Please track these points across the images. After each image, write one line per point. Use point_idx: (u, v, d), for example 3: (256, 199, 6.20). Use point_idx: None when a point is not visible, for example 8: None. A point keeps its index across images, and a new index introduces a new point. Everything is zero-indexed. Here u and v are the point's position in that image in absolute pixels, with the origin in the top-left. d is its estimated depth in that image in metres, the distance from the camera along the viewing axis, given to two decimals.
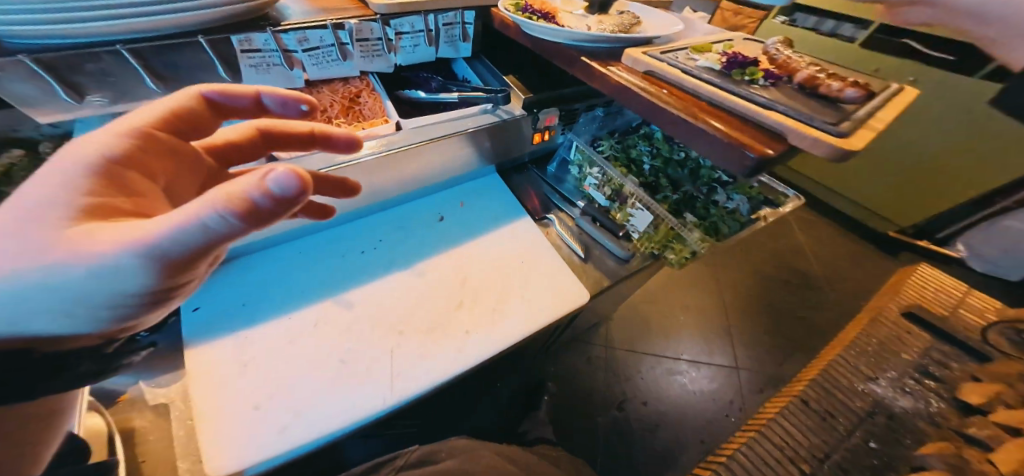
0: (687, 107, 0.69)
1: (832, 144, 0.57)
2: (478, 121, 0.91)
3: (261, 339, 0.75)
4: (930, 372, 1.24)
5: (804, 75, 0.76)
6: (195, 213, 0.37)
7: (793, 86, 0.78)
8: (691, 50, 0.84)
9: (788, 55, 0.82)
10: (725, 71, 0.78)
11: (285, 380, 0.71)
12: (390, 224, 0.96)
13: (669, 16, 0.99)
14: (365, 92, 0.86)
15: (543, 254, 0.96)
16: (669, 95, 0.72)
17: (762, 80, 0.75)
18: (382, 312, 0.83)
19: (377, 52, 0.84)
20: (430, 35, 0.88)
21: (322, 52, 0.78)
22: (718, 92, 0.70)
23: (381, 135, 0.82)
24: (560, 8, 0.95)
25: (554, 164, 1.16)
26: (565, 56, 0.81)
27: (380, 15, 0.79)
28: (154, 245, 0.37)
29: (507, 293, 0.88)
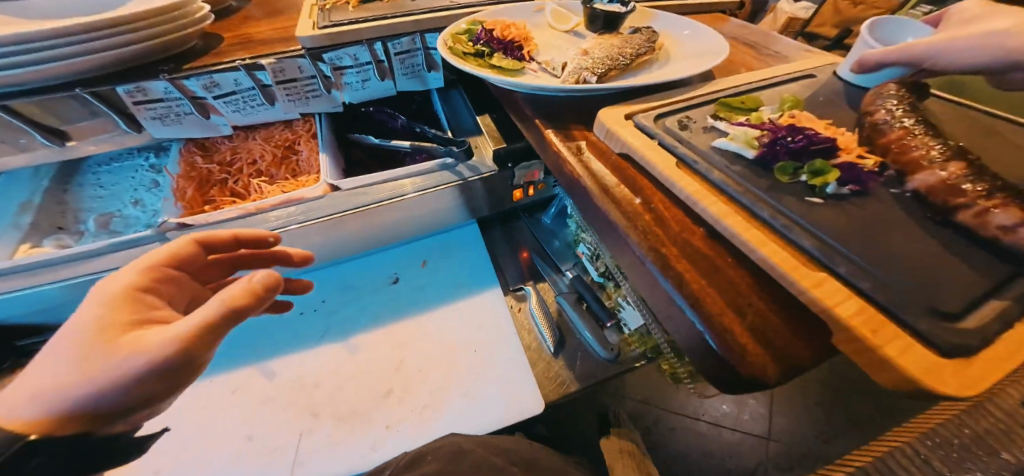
0: (667, 236, 0.41)
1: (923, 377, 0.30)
2: (435, 180, 0.72)
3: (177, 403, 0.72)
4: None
5: (928, 176, 0.41)
6: (215, 302, 0.38)
7: (898, 190, 0.44)
8: (717, 110, 0.53)
9: (910, 125, 0.45)
10: (764, 161, 0.46)
11: (190, 450, 0.68)
12: (343, 281, 0.88)
13: (709, 33, 0.69)
14: (303, 139, 0.77)
15: (502, 336, 0.81)
16: (644, 209, 0.44)
17: (835, 186, 0.43)
18: (307, 387, 0.75)
19: (315, 93, 0.71)
20: (381, 66, 0.72)
21: (243, 96, 0.66)
22: (732, 220, 0.40)
23: (307, 199, 0.69)
24: (551, 30, 0.73)
25: (550, 214, 0.96)
26: (523, 106, 0.57)
27: (308, 50, 0.63)
28: (190, 337, 0.36)
29: (449, 384, 0.76)
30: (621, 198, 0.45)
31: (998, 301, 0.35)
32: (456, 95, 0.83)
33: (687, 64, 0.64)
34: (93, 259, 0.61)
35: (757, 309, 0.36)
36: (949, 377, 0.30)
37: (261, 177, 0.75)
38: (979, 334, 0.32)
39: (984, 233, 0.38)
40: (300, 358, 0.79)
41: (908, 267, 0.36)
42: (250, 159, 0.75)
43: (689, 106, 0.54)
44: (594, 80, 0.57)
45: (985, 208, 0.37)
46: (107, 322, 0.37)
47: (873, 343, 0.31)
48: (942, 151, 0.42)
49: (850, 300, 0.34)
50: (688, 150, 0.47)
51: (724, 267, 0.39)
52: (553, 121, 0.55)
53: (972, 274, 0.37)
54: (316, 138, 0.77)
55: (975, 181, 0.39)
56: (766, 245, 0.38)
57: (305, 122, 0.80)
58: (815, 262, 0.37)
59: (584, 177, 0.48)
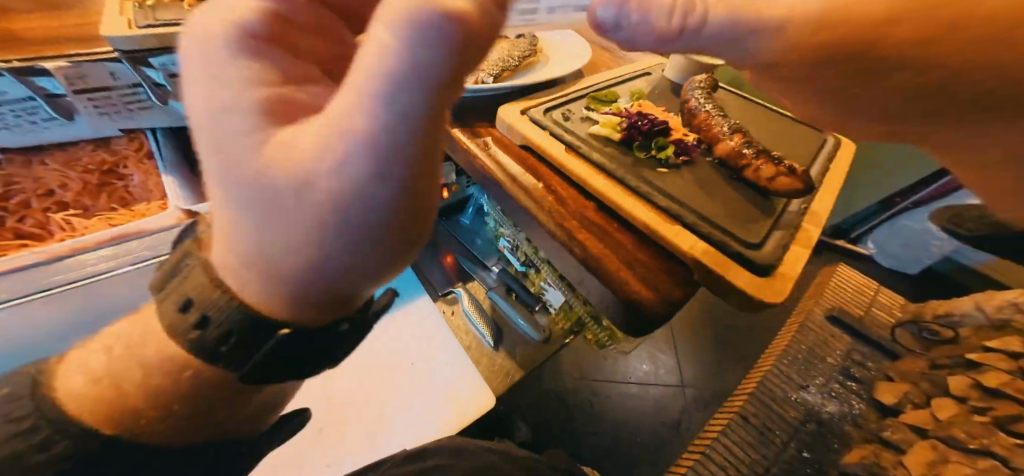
0: (566, 210, 0.42)
1: (750, 288, 0.37)
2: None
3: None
4: (860, 376, 0.78)
5: (722, 145, 0.49)
6: (389, 58, 0.13)
7: (712, 158, 0.52)
8: (587, 103, 0.53)
9: (710, 110, 0.54)
10: (624, 141, 0.47)
11: None
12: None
13: (573, 33, 0.76)
14: (133, 160, 0.60)
15: (442, 339, 0.71)
16: (547, 189, 0.44)
17: (681, 155, 0.47)
18: None
19: (143, 104, 0.59)
20: None
21: (16, 109, 0.51)
22: (614, 191, 0.42)
23: (149, 231, 0.52)
24: None
25: (468, 213, 0.91)
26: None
27: (122, 53, 0.52)
28: (381, 155, 0.15)
29: (392, 404, 0.65)
30: (525, 180, 0.44)
31: (777, 230, 0.43)
32: None
33: (565, 64, 0.69)
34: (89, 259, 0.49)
35: (642, 262, 0.39)
36: (767, 288, 0.37)
37: (67, 210, 0.53)
38: (773, 254, 0.40)
39: (759, 185, 0.47)
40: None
41: (727, 210, 0.44)
42: (39, 190, 0.54)
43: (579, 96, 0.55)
44: (491, 81, 0.59)
45: (757, 165, 0.46)
46: (250, 117, 0.16)
47: (716, 274, 0.37)
48: (731, 124, 0.51)
49: (698, 242, 0.39)
50: (563, 132, 0.48)
51: (611, 231, 0.41)
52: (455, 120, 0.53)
53: (759, 213, 0.45)
54: (151, 158, 0.61)
55: (752, 146, 0.48)
56: (635, 208, 0.41)
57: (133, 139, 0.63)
58: (667, 217, 0.41)
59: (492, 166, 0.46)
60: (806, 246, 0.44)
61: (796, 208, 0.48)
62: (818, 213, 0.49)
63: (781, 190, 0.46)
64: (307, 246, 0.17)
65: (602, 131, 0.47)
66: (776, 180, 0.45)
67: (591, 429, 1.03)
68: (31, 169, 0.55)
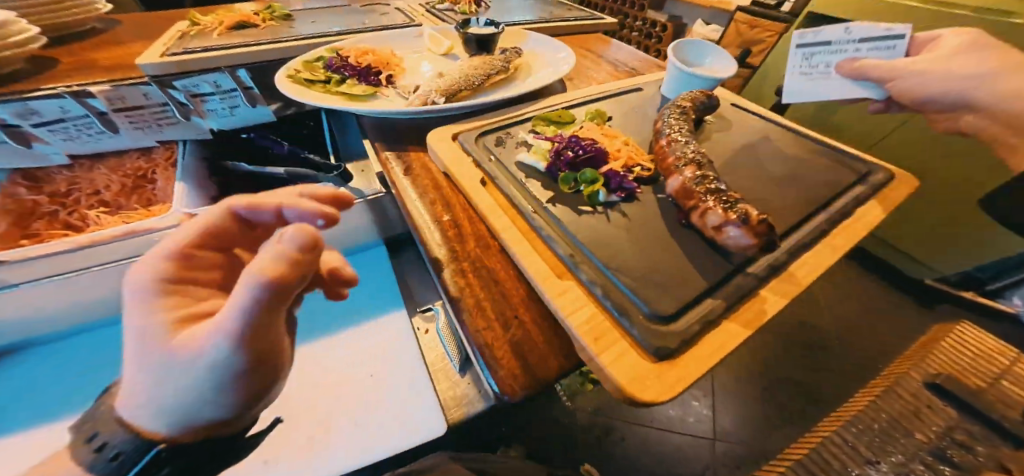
0: (463, 251, 0.38)
1: (624, 374, 0.27)
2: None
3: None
4: (955, 462, 0.32)
5: (672, 180, 0.38)
6: (244, 288, 0.21)
7: (666, 194, 0.40)
8: (532, 124, 0.48)
9: (677, 129, 0.43)
10: (551, 170, 0.41)
11: None
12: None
13: (564, 47, 0.71)
14: (160, 168, 0.70)
15: (406, 358, 0.78)
16: (449, 226, 0.40)
17: (613, 194, 0.39)
18: None
19: (170, 120, 0.68)
20: (249, 93, 0.71)
21: (75, 125, 0.62)
22: (510, 232, 0.36)
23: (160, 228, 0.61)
24: (424, 52, 0.73)
25: None
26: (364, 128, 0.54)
27: (153, 78, 0.62)
28: (244, 334, 0.22)
29: (355, 416, 0.71)
30: (429, 215, 0.41)
31: (707, 300, 0.32)
32: (351, 123, 0.84)
33: (545, 79, 0.63)
34: (103, 251, 0.58)
35: (521, 320, 0.33)
36: (652, 381, 0.27)
37: (103, 207, 0.65)
38: (680, 334, 0.29)
39: (708, 236, 0.35)
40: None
41: (644, 267, 0.33)
42: (91, 189, 0.67)
43: (524, 121, 0.50)
44: (442, 101, 0.56)
45: (706, 206, 0.34)
46: (154, 327, 0.24)
47: (589, 352, 0.28)
48: (695, 152, 0.39)
49: (587, 308, 0.31)
50: (483, 162, 0.44)
51: (502, 278, 0.36)
52: (389, 142, 0.51)
53: (698, 272, 0.34)
54: (174, 166, 0.71)
55: (712, 182, 0.36)
56: (526, 256, 0.34)
57: (168, 148, 0.73)
58: (566, 269, 0.34)
59: (418, 189, 0.44)
60: (748, 326, 0.30)
61: (755, 272, 0.34)
62: (815, 269, 0.35)
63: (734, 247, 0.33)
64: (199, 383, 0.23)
65: (529, 159, 0.42)
66: (727, 228, 0.32)
67: (601, 464, 0.91)
68: (88, 173, 0.68)
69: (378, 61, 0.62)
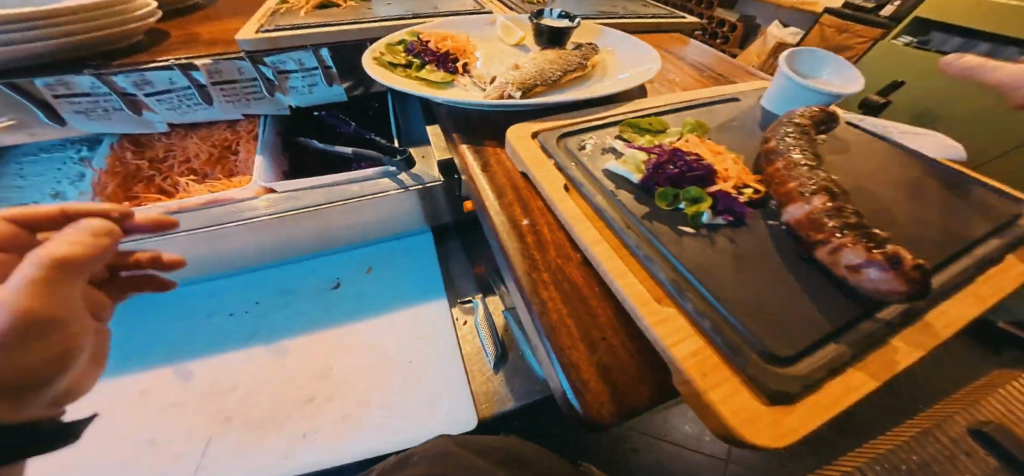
0: (543, 259, 0.36)
1: (741, 415, 0.25)
2: (360, 189, 0.71)
3: (82, 404, 0.65)
4: None
5: (792, 207, 0.33)
6: (28, 266, 0.29)
7: (777, 220, 0.36)
8: (619, 127, 0.45)
9: (791, 145, 0.38)
10: (645, 184, 0.37)
11: (106, 438, 0.63)
12: (276, 284, 0.84)
13: (644, 44, 0.66)
14: (244, 140, 0.74)
15: (446, 348, 0.80)
16: (527, 232, 0.39)
17: (718, 215, 0.35)
18: (223, 390, 0.70)
19: (257, 95, 0.70)
20: (328, 72, 0.73)
21: (180, 95, 0.65)
22: (600, 246, 0.34)
23: (237, 200, 0.66)
24: (495, 41, 0.71)
25: None
26: (442, 117, 0.53)
27: (247, 53, 0.64)
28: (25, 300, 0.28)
29: (395, 396, 0.73)
30: (508, 218, 0.40)
31: (830, 344, 0.29)
32: (414, 108, 0.84)
33: (629, 79, 0.59)
34: (185, 219, 0.63)
35: (610, 343, 0.31)
36: (768, 425, 0.25)
37: (193, 176, 0.70)
38: (799, 379, 0.27)
39: (835, 273, 0.31)
40: (206, 362, 0.72)
41: (756, 301, 0.31)
42: (184, 157, 0.71)
43: (609, 125, 0.46)
44: (518, 95, 0.53)
45: (836, 243, 0.30)
46: None
47: (698, 387, 0.27)
48: (813, 174, 0.35)
49: (692, 339, 0.29)
50: (564, 162, 0.41)
51: (587, 295, 0.34)
52: (465, 135, 0.50)
53: (824, 313, 0.30)
54: (257, 139, 0.74)
55: (846, 215, 0.31)
56: (624, 276, 0.32)
57: (252, 123, 0.77)
58: (665, 295, 0.31)
59: (499, 187, 0.43)
60: (877, 378, 0.27)
61: (886, 317, 0.31)
62: (957, 318, 0.32)
63: (871, 289, 0.29)
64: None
65: (619, 168, 0.38)
66: (865, 270, 0.29)
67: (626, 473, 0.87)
68: (182, 141, 0.73)
69: (456, 48, 0.61)
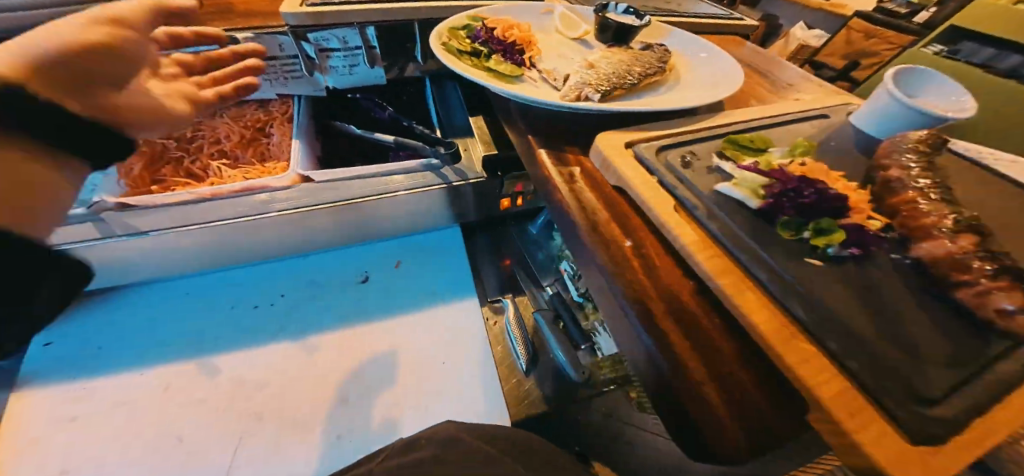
0: (654, 284, 0.34)
1: (893, 458, 0.25)
2: (401, 184, 0.68)
3: (103, 400, 0.62)
4: None
5: (931, 243, 0.32)
6: None
7: (901, 255, 0.34)
8: (723, 141, 0.41)
9: (921, 177, 0.35)
10: (762, 208, 0.34)
11: (131, 435, 0.59)
12: (300, 277, 0.80)
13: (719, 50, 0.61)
14: (277, 121, 0.68)
15: (478, 348, 0.79)
16: (633, 253, 0.35)
17: (845, 245, 0.33)
18: (251, 386, 0.67)
19: (295, 73, 0.65)
20: (371, 52, 0.67)
21: None
22: (727, 278, 0.32)
23: (273, 188, 0.62)
24: (552, 32, 0.64)
25: (538, 225, 0.99)
26: (514, 116, 0.48)
27: (291, 27, 0.59)
28: None
29: (430, 396, 0.71)
30: (610, 236, 0.36)
31: (977, 384, 0.28)
32: (453, 97, 0.79)
33: (713, 87, 0.54)
34: (224, 205, 0.59)
35: (736, 377, 0.30)
36: (918, 471, 0.24)
37: (224, 158, 0.64)
38: (948, 422, 0.26)
39: (978, 314, 0.30)
40: (232, 358, 0.69)
41: (898, 343, 0.29)
42: (212, 137, 0.65)
43: (710, 138, 0.42)
44: (597, 98, 0.47)
45: (984, 285, 0.29)
46: None
47: (848, 428, 0.25)
48: (948, 210, 0.33)
49: (836, 379, 0.28)
50: (667, 177, 0.37)
51: (707, 324, 0.32)
52: (542, 137, 0.45)
53: (967, 355, 0.29)
54: (291, 122, 0.68)
55: (989, 257, 0.30)
56: (760, 311, 0.31)
57: (284, 102, 0.70)
58: (800, 330, 0.30)
59: (593, 201, 0.39)
60: (1021, 421, 0.27)
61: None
62: None
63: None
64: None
65: (733, 190, 0.35)
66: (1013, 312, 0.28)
67: None
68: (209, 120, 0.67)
69: (521, 37, 0.54)
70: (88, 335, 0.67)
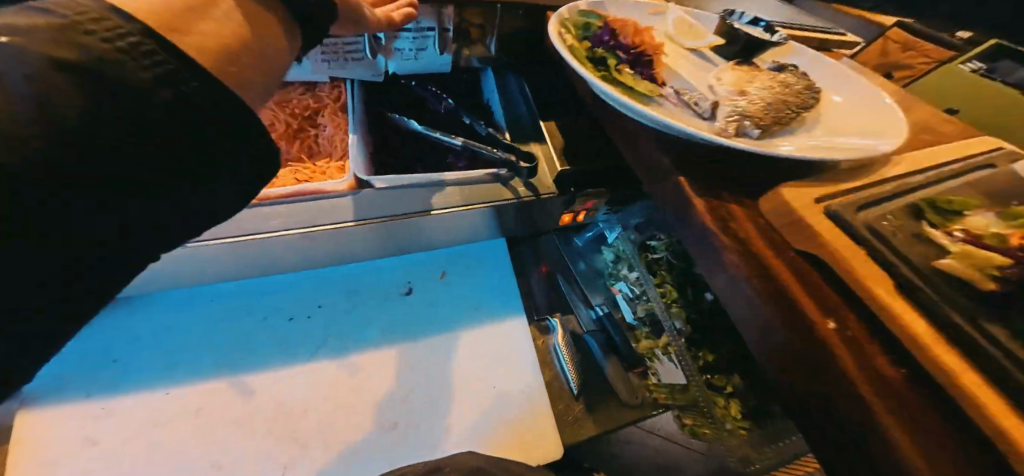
0: (866, 374, 0.28)
1: None
2: (468, 198, 0.61)
3: (123, 420, 0.55)
4: None
5: None
6: None
7: None
8: (925, 202, 0.34)
9: None
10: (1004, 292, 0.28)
11: (157, 461, 0.53)
12: (341, 285, 0.73)
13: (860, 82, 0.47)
14: (328, 110, 0.58)
15: (530, 371, 0.75)
16: (832, 334, 0.30)
17: None
18: (290, 408, 0.61)
19: (357, 55, 0.55)
20: (444, 35, 0.58)
21: None
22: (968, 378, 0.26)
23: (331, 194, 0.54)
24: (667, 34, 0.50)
25: (588, 235, 0.89)
26: (655, 149, 0.41)
27: None
28: None
29: (484, 422, 0.67)
30: (800, 310, 0.31)
31: None
32: (519, 90, 0.67)
33: (871, 118, 0.43)
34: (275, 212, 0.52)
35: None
36: None
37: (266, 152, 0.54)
38: None
39: None
40: (269, 375, 0.62)
41: None
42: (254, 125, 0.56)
43: (904, 192, 0.36)
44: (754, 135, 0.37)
45: None
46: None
47: None
48: None
49: None
50: (874, 244, 0.32)
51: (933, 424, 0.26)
52: (694, 179, 0.38)
53: None
54: (345, 111, 0.58)
55: None
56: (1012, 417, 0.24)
57: (334, 85, 0.60)
58: None
59: (780, 266, 0.33)
60: None
61: None
62: None
63: None
64: (198, 139, 0.23)
65: (953, 267, 0.30)
66: None
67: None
68: None
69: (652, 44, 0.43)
70: (106, 342, 0.60)
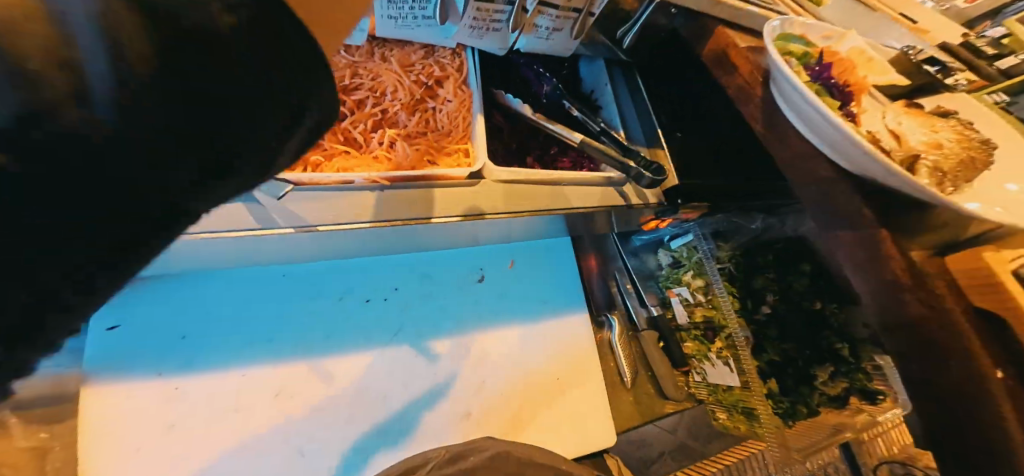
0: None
1: None
2: (577, 200, 0.58)
3: (205, 401, 0.56)
4: None
5: None
6: None
7: None
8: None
9: None
10: None
11: (245, 440, 0.55)
12: (413, 270, 0.72)
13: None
14: (451, 81, 0.55)
15: (592, 371, 0.75)
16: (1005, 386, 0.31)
17: None
18: (369, 392, 0.62)
19: (497, 26, 0.50)
20: (585, 21, 0.53)
21: (410, 10, 0.48)
22: None
23: (451, 184, 0.51)
24: (858, 66, 0.48)
25: (647, 234, 0.84)
26: (835, 191, 0.41)
27: None
28: None
29: (551, 410, 0.70)
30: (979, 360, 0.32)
31: None
32: (639, 92, 0.69)
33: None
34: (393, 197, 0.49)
35: None
36: None
37: (393, 127, 0.53)
38: None
39: None
40: (347, 359, 0.63)
41: None
42: (376, 90, 0.53)
43: None
44: (947, 191, 0.38)
45: None
46: None
47: None
48: None
49: None
50: None
51: None
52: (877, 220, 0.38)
53: None
54: (469, 85, 0.55)
55: None
56: None
57: (456, 55, 0.56)
58: None
59: (966, 325, 0.33)
60: None
61: None
62: None
63: None
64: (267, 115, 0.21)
65: None
66: None
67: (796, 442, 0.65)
68: (374, 63, 0.54)
69: (858, 83, 0.44)
70: (184, 318, 0.59)
